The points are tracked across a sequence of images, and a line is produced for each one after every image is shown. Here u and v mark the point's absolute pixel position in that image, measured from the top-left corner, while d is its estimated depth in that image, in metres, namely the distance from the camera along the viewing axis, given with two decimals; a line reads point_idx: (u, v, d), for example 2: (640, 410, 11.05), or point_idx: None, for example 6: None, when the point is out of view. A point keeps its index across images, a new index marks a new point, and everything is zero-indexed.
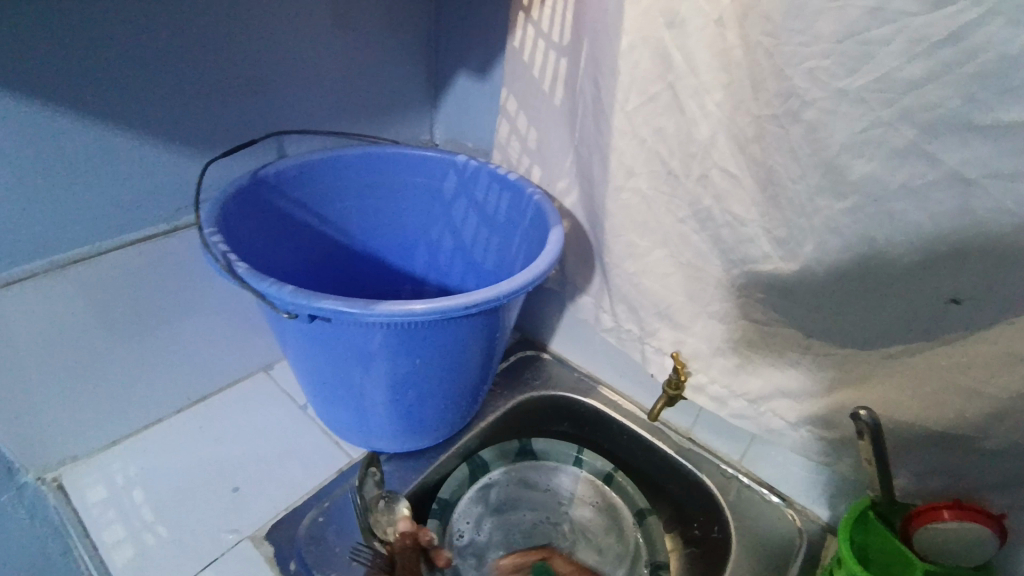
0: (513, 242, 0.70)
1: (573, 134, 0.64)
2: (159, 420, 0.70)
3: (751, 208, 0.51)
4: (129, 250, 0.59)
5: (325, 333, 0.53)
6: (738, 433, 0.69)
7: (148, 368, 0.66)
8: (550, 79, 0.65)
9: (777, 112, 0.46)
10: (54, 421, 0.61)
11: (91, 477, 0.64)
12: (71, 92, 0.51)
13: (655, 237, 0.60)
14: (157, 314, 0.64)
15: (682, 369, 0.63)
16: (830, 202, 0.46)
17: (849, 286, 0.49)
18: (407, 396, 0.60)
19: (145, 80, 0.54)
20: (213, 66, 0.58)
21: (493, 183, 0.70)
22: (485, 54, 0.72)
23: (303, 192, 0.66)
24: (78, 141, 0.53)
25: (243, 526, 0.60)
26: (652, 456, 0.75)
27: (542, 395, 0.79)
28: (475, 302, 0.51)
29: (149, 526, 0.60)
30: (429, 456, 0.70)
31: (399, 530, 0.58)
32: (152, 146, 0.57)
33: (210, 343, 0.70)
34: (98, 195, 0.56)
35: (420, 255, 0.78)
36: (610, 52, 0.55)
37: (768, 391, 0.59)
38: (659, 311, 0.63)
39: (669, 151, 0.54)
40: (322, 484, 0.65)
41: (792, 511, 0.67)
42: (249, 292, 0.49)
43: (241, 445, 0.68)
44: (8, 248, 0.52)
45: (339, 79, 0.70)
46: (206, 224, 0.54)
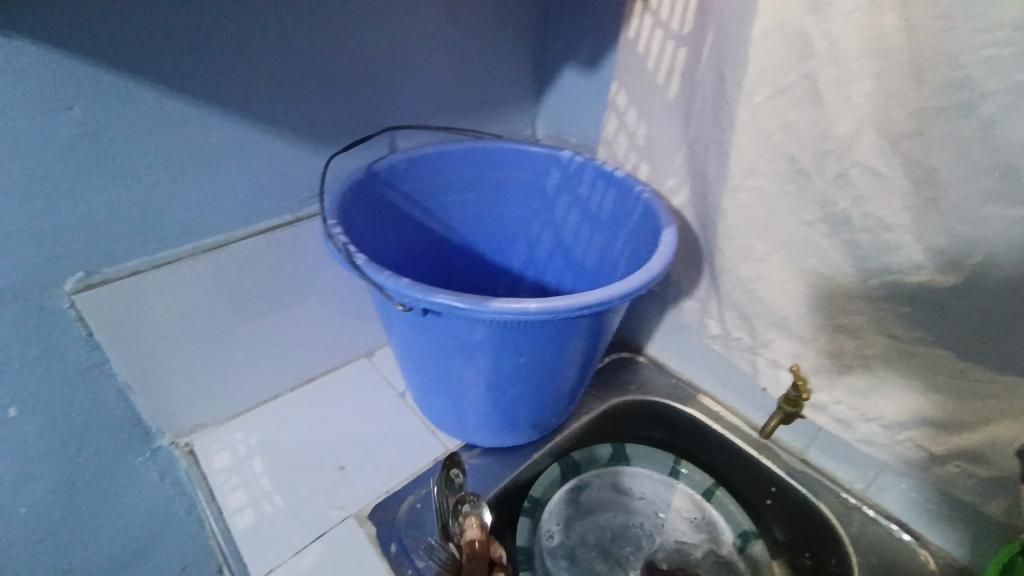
0: (617, 240, 0.68)
1: (688, 129, 0.61)
2: (274, 396, 0.75)
3: (899, 212, 0.46)
4: (259, 238, 0.63)
5: (434, 326, 0.54)
6: (861, 459, 0.62)
7: (267, 348, 0.71)
8: (665, 71, 0.62)
9: (944, 105, 0.41)
10: (188, 391, 0.67)
11: (217, 444, 0.70)
12: (217, 91, 0.55)
13: (777, 241, 0.55)
14: (278, 298, 0.68)
15: (803, 385, 0.58)
16: (1004, 210, 0.41)
17: (1022, 305, 0.42)
18: (507, 393, 0.60)
19: (279, 79, 0.58)
20: (334, 64, 0.61)
21: (598, 180, 0.68)
22: (595, 46, 0.70)
23: (412, 186, 0.68)
24: (219, 137, 0.57)
25: (347, 503, 0.64)
26: (756, 474, 0.70)
27: (637, 400, 0.76)
28: (586, 304, 0.50)
29: (266, 495, 0.64)
30: (522, 453, 0.70)
31: (467, 539, 0.55)
32: (279, 141, 0.61)
33: (320, 328, 0.74)
34: (233, 187, 0.60)
35: (518, 251, 0.78)
36: (739, 40, 0.51)
37: (903, 417, 0.53)
38: (776, 320, 0.58)
39: (800, 148, 0.50)
40: (419, 471, 0.67)
41: (926, 552, 0.60)
42: (367, 284, 0.51)
43: (344, 426, 0.72)
44: (159, 234, 0.58)
45: (449, 75, 0.71)
46: (328, 217, 0.56)
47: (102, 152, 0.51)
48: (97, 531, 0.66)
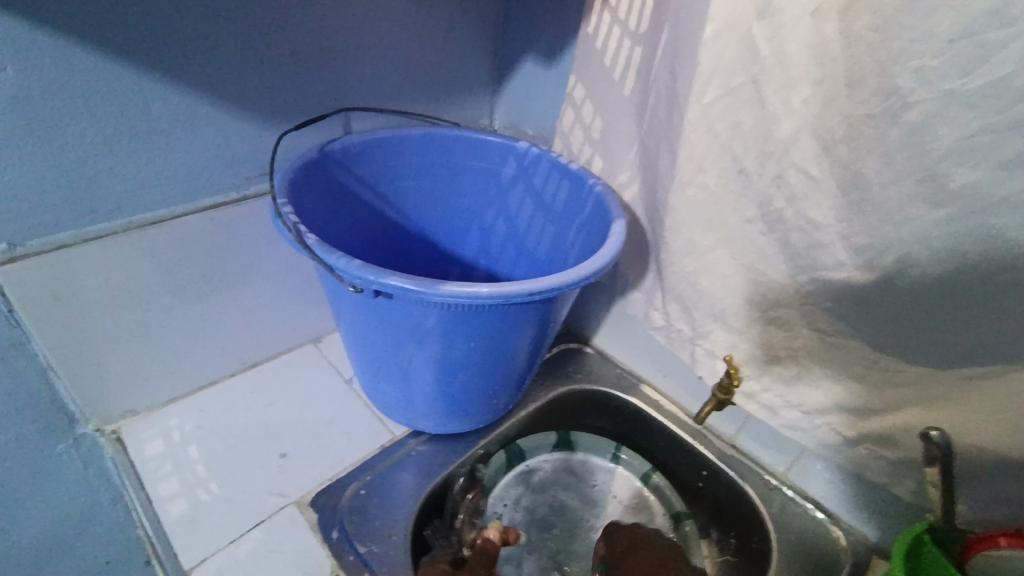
0: (569, 232, 0.69)
1: (640, 125, 0.63)
2: (214, 381, 0.72)
3: (828, 212, 0.49)
4: (201, 215, 0.60)
5: (385, 310, 0.53)
6: (785, 444, 0.66)
7: (208, 331, 0.68)
8: (621, 67, 0.63)
9: (872, 112, 0.44)
10: (118, 375, 0.63)
11: (149, 430, 0.66)
12: (157, 55, 0.52)
13: (719, 236, 0.58)
14: (220, 278, 0.65)
15: (735, 374, 0.61)
16: (921, 212, 0.44)
17: (930, 302, 0.46)
18: (456, 378, 0.60)
19: (226, 47, 0.55)
20: (288, 37, 0.59)
21: (553, 172, 0.69)
22: (555, 39, 0.71)
23: (366, 168, 0.67)
24: (160, 105, 0.54)
25: (289, 491, 0.62)
26: (692, 459, 0.73)
27: (583, 389, 0.78)
28: (537, 290, 0.50)
29: (202, 482, 0.62)
30: (469, 440, 0.70)
31: None
32: (226, 114, 0.58)
33: (266, 311, 0.72)
34: (175, 159, 0.57)
35: (472, 240, 0.78)
36: (691, 41, 0.53)
37: (825, 404, 0.57)
38: (715, 313, 0.61)
39: (744, 148, 0.52)
40: (364, 457, 0.66)
41: (837, 529, 0.65)
42: (317, 264, 0.50)
43: (288, 412, 0.70)
44: (89, 205, 0.54)
45: (408, 57, 0.70)
46: (277, 195, 0.54)
47: (23, 112, 0.47)
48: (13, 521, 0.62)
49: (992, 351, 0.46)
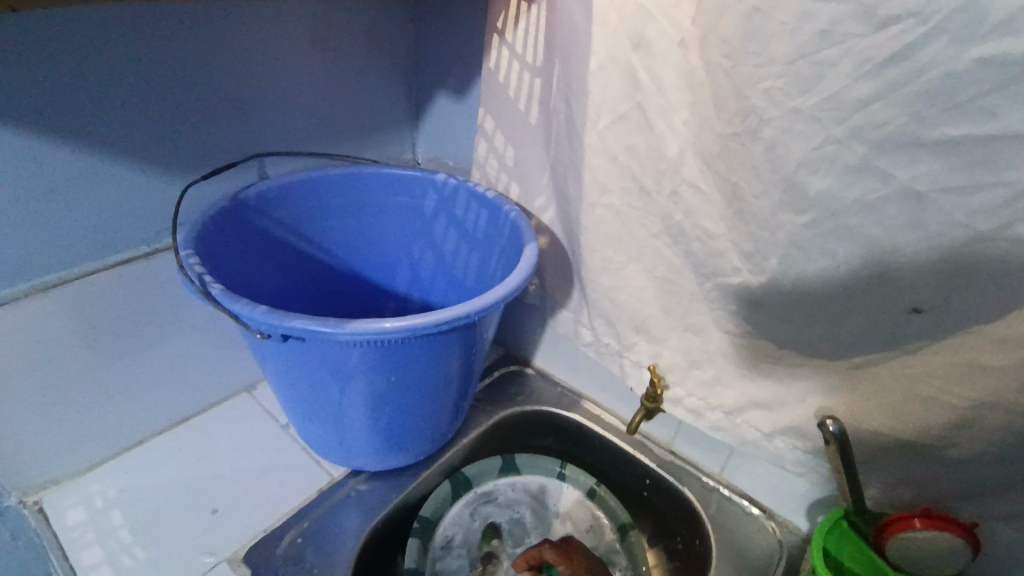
0: (492, 258, 0.71)
1: (548, 152, 0.66)
2: (141, 441, 0.69)
3: (719, 222, 0.52)
4: (110, 272, 0.59)
5: (301, 353, 0.53)
6: (717, 445, 0.69)
7: (130, 390, 0.66)
8: (525, 98, 0.66)
9: (737, 130, 0.47)
10: (33, 444, 0.61)
11: (71, 499, 0.63)
12: (53, 118, 0.52)
13: (630, 252, 0.61)
14: (137, 335, 0.64)
15: (659, 382, 0.64)
16: (792, 217, 0.47)
17: (817, 300, 0.50)
18: (384, 413, 0.60)
19: (125, 104, 0.55)
20: (191, 89, 0.59)
21: (472, 201, 0.71)
22: (463, 75, 0.74)
23: (284, 211, 0.67)
24: (58, 166, 0.54)
25: (220, 547, 0.60)
26: (634, 469, 0.75)
27: (525, 410, 0.79)
28: (447, 319, 0.51)
29: (127, 547, 0.59)
30: (411, 472, 0.70)
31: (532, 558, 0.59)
32: (132, 169, 0.58)
33: (192, 364, 0.70)
34: (80, 217, 0.57)
35: (402, 272, 0.79)
36: (580, 74, 0.57)
37: (743, 402, 0.59)
38: (636, 324, 0.64)
39: (640, 168, 0.56)
40: (301, 503, 0.65)
41: (773, 522, 0.67)
42: (223, 313, 0.50)
43: (221, 465, 0.68)
44: None
45: (320, 100, 0.71)
46: (183, 246, 0.54)
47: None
48: None
49: (878, 341, 0.49)
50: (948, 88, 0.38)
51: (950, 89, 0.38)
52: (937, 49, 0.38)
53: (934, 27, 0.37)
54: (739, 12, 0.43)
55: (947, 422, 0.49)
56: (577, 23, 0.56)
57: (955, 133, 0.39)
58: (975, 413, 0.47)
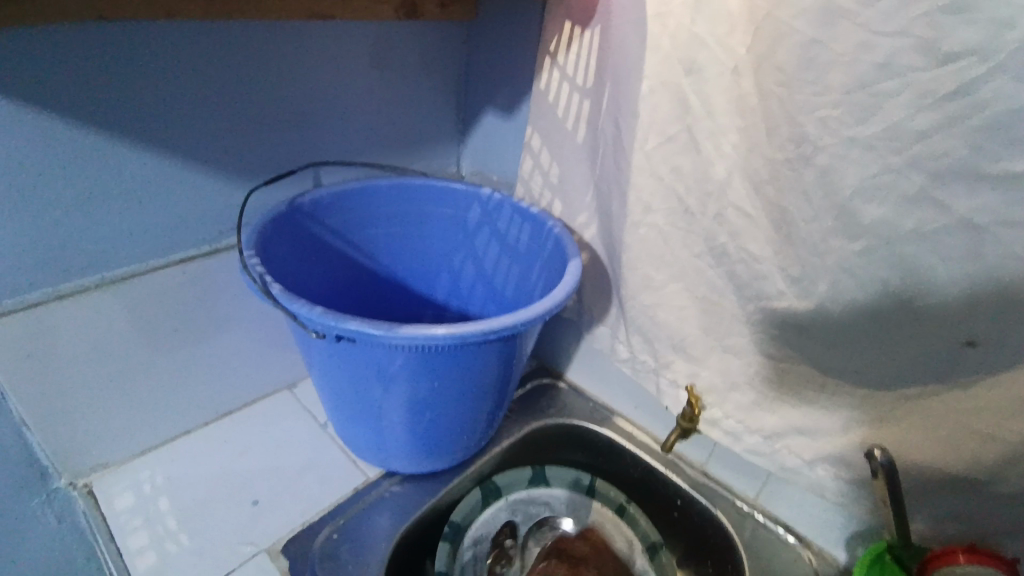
0: (533, 271, 0.73)
1: (593, 170, 0.67)
2: (187, 432, 0.72)
3: (765, 246, 0.53)
4: (174, 269, 0.63)
5: (350, 354, 0.55)
6: (753, 470, 0.68)
7: (181, 382, 0.69)
8: (572, 118, 0.68)
9: (789, 156, 0.48)
10: (89, 428, 0.64)
11: (120, 485, 0.66)
12: (135, 124, 0.56)
13: (672, 271, 0.61)
14: (193, 329, 0.67)
15: (697, 402, 0.64)
16: (842, 243, 0.47)
17: (864, 326, 0.49)
18: (424, 418, 0.61)
19: (199, 111, 0.59)
20: (259, 100, 0.63)
21: (515, 215, 0.72)
22: (512, 93, 0.76)
23: (336, 218, 0.70)
24: (135, 166, 0.57)
25: (260, 539, 0.62)
26: (666, 489, 0.74)
27: (558, 424, 0.79)
28: (493, 329, 0.53)
29: (172, 534, 0.62)
30: (444, 478, 0.71)
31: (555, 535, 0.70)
32: (200, 173, 0.62)
33: (239, 360, 0.73)
34: (150, 216, 0.60)
35: (442, 281, 0.81)
36: (631, 95, 0.58)
37: (783, 428, 0.59)
38: (674, 343, 0.64)
39: (686, 189, 0.56)
40: (337, 502, 0.67)
41: (810, 553, 0.66)
42: (282, 312, 0.52)
43: (262, 459, 0.70)
44: (63, 263, 0.56)
45: (374, 114, 0.74)
46: (246, 248, 0.57)
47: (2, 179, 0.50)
48: None
49: (927, 373, 0.49)
50: (1011, 122, 0.38)
51: (1012, 123, 0.38)
52: (999, 84, 0.38)
53: (997, 62, 0.37)
54: (796, 42, 0.44)
55: (997, 457, 0.48)
56: (630, 47, 0.57)
57: (1018, 167, 0.39)
58: None
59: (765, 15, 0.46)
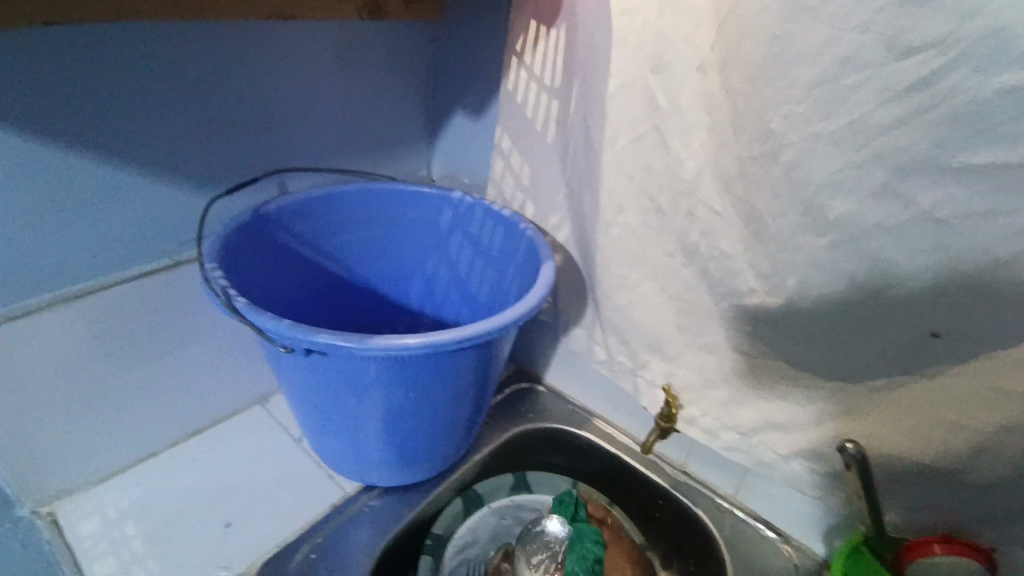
0: (508, 274, 0.72)
1: (564, 170, 0.67)
2: (155, 452, 0.70)
3: (736, 243, 0.53)
4: (135, 283, 0.60)
5: (321, 367, 0.54)
6: (731, 466, 0.69)
7: (147, 400, 0.66)
8: (542, 118, 0.67)
9: (756, 153, 0.48)
10: (49, 453, 0.61)
11: (84, 510, 0.63)
12: (85, 133, 0.53)
13: (646, 270, 0.61)
14: (158, 346, 0.64)
15: (674, 402, 0.64)
16: (811, 239, 0.48)
17: (834, 321, 0.50)
18: (400, 428, 0.60)
19: (156, 118, 0.57)
20: (220, 105, 0.61)
21: (487, 218, 0.71)
22: (482, 94, 0.75)
23: (304, 226, 0.68)
24: (88, 178, 0.55)
25: (234, 561, 0.60)
26: (647, 489, 0.74)
27: (537, 428, 0.79)
28: (467, 336, 0.52)
29: (141, 560, 0.59)
30: (423, 488, 0.70)
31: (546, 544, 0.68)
32: (159, 183, 0.60)
33: (207, 375, 0.71)
34: (107, 229, 0.58)
35: (416, 287, 0.80)
36: (600, 95, 0.58)
37: (759, 423, 0.59)
38: (650, 343, 0.64)
39: (657, 188, 0.56)
40: (314, 519, 0.65)
41: (789, 547, 0.66)
42: (247, 326, 0.50)
43: (234, 478, 0.68)
44: (13, 282, 0.53)
45: (340, 117, 0.73)
46: (208, 260, 0.55)
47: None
48: None
49: (896, 364, 0.49)
50: (971, 115, 0.39)
51: (971, 117, 0.39)
52: (959, 77, 0.38)
53: (955, 56, 0.38)
54: (760, 39, 0.44)
55: (965, 445, 0.49)
56: (597, 45, 0.57)
57: (978, 160, 0.40)
58: (996, 438, 0.47)
59: (729, 12, 0.46)
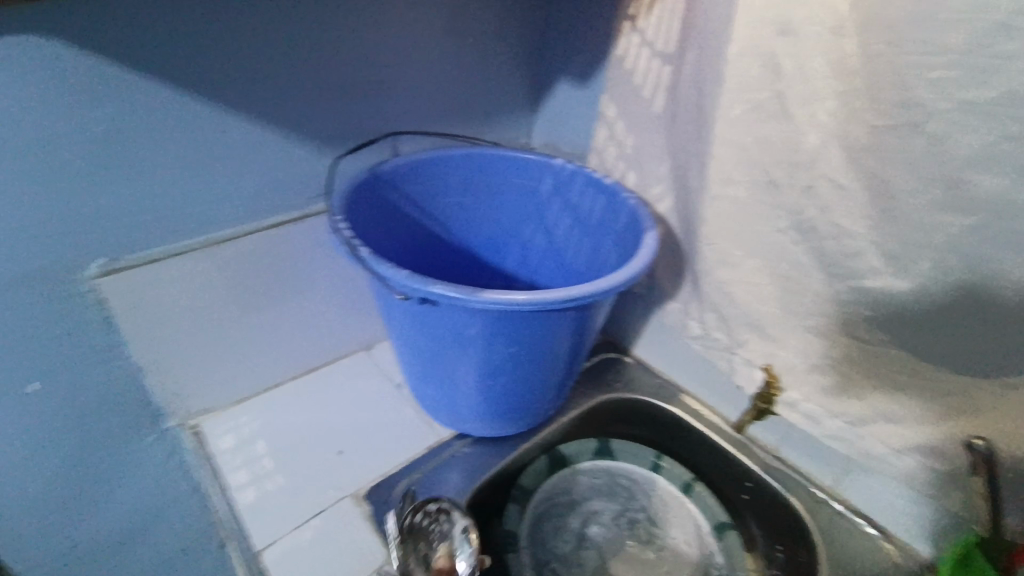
0: (606, 243, 0.72)
1: (671, 140, 0.65)
2: (277, 384, 0.78)
3: (860, 221, 0.50)
4: (272, 232, 0.67)
5: (430, 317, 0.58)
6: (830, 456, 0.66)
7: (274, 337, 0.74)
8: (652, 86, 0.66)
9: (896, 123, 0.45)
10: (196, 375, 0.70)
11: (223, 427, 0.73)
12: (233, 89, 0.58)
13: (752, 247, 0.59)
14: (285, 289, 0.72)
15: (774, 383, 0.63)
16: (952, 220, 0.45)
17: (966, 311, 0.47)
18: (497, 382, 0.64)
19: (291, 81, 0.62)
20: (345, 70, 0.65)
21: (588, 187, 0.72)
22: (588, 61, 0.75)
23: (413, 187, 0.72)
24: (235, 133, 0.60)
25: (345, 485, 0.67)
26: (735, 472, 0.73)
27: (623, 398, 0.80)
28: (572, 296, 0.53)
29: (269, 474, 0.67)
30: (512, 442, 0.73)
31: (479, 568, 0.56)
32: (292, 143, 0.65)
33: (323, 320, 0.78)
34: (247, 182, 0.64)
35: (512, 252, 0.82)
36: (717, 60, 0.55)
37: (867, 413, 0.57)
38: (750, 322, 0.62)
39: (772, 159, 0.54)
40: (412, 457, 0.71)
41: (891, 546, 0.64)
42: (370, 274, 0.55)
43: (344, 414, 0.75)
44: (176, 223, 0.61)
45: (450, 83, 0.75)
46: (335, 213, 0.60)
47: (110, 138, 0.53)
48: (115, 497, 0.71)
49: None
50: None
51: None
52: None
53: None
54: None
55: None
56: (717, 7, 0.54)
57: None
58: None
59: None
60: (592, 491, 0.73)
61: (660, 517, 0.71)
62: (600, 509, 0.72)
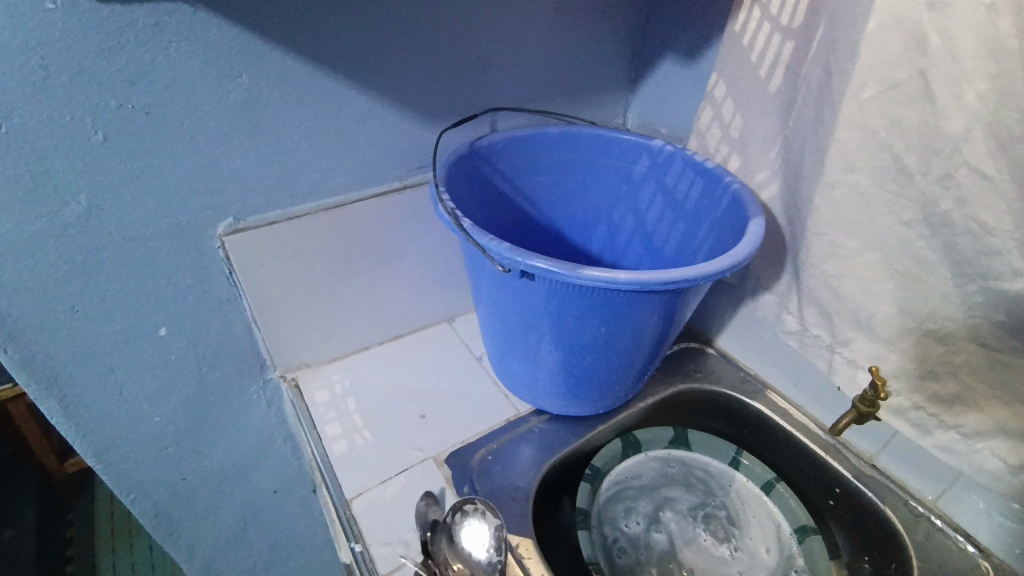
0: (702, 229, 0.70)
1: (785, 123, 0.62)
2: (366, 347, 0.82)
3: (1005, 215, 0.45)
4: (375, 201, 0.70)
5: (525, 291, 0.58)
6: (937, 469, 0.62)
7: (367, 302, 0.78)
8: (769, 64, 0.62)
9: None
10: (298, 333, 0.74)
11: (318, 382, 0.77)
12: (349, 62, 0.60)
13: (869, 239, 0.55)
14: (382, 257, 0.75)
15: (881, 386, 0.57)
16: None
17: None
18: (584, 361, 0.63)
19: (402, 55, 0.63)
20: (452, 43, 0.65)
21: (687, 170, 0.70)
22: (699, 37, 0.72)
23: (507, 163, 0.72)
24: (347, 104, 0.62)
25: (427, 447, 0.70)
26: (822, 476, 0.70)
27: (703, 388, 0.78)
28: (674, 279, 0.52)
29: (359, 430, 0.72)
30: (588, 423, 0.73)
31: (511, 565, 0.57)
32: (397, 116, 0.67)
33: (412, 289, 0.81)
34: (353, 151, 0.66)
35: (599, 234, 0.81)
36: (850, 35, 0.50)
37: (988, 427, 0.54)
38: (858, 320, 0.58)
39: (906, 145, 0.49)
40: (490, 428, 0.72)
41: (991, 566, 0.60)
42: (472, 245, 0.56)
43: (427, 379, 0.79)
44: (290, 189, 0.64)
45: (552, 59, 0.74)
46: (437, 184, 0.62)
47: (235, 106, 0.56)
48: (223, 435, 0.77)
49: None
50: None
51: None
52: None
53: None
54: None
55: None
56: None
57: None
58: None
59: None
60: (668, 478, 0.72)
61: (738, 513, 0.69)
62: (676, 496, 0.71)
